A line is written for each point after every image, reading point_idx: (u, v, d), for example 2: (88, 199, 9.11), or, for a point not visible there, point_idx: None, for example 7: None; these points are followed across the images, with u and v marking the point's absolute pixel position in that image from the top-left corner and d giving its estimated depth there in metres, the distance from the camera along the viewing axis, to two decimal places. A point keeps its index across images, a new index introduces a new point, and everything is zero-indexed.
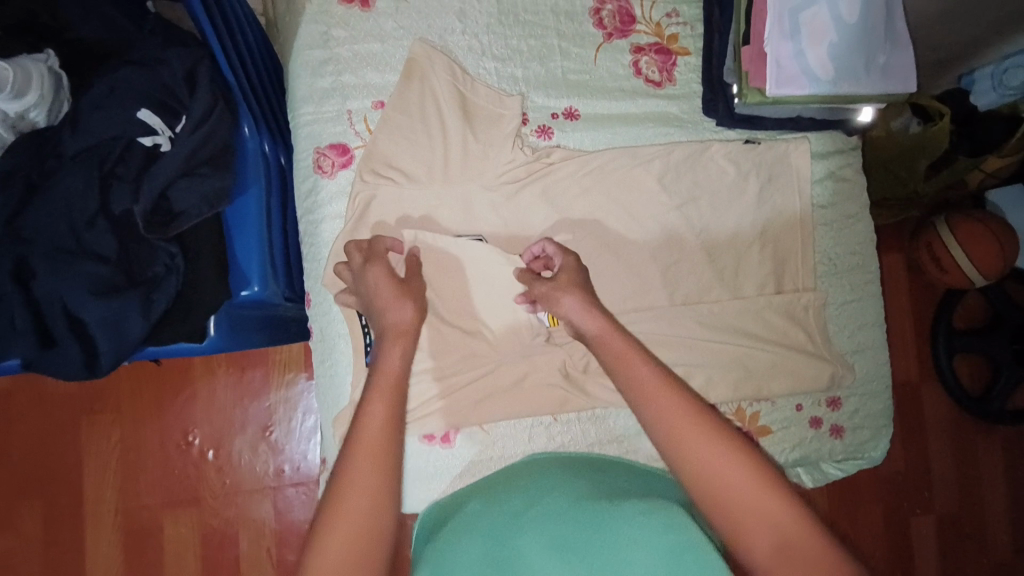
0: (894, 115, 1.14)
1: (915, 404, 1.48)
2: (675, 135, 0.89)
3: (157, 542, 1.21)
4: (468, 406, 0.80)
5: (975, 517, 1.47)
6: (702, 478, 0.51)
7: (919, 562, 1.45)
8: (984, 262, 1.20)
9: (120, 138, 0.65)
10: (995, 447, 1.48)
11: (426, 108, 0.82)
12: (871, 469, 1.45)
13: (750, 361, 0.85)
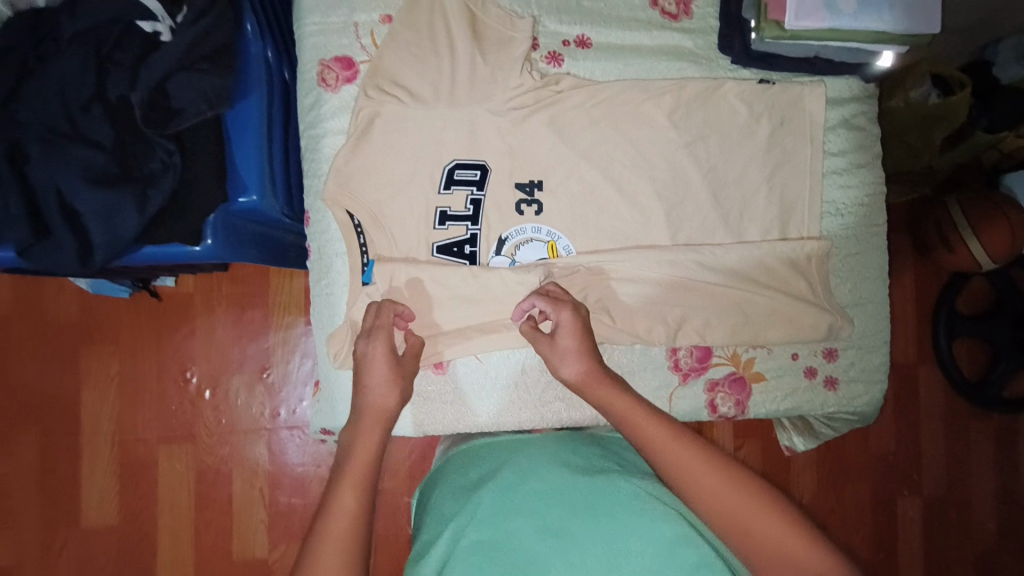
0: (916, 83, 1.11)
1: (912, 382, 1.47)
2: (688, 71, 0.87)
3: (152, 475, 1.23)
4: (462, 332, 0.81)
5: (961, 496, 1.48)
6: (679, 472, 0.59)
7: (902, 538, 1.47)
8: (994, 247, 1.19)
9: (119, 21, 0.65)
10: (989, 428, 1.48)
11: (434, 24, 0.80)
12: (862, 444, 1.46)
13: (749, 307, 0.84)
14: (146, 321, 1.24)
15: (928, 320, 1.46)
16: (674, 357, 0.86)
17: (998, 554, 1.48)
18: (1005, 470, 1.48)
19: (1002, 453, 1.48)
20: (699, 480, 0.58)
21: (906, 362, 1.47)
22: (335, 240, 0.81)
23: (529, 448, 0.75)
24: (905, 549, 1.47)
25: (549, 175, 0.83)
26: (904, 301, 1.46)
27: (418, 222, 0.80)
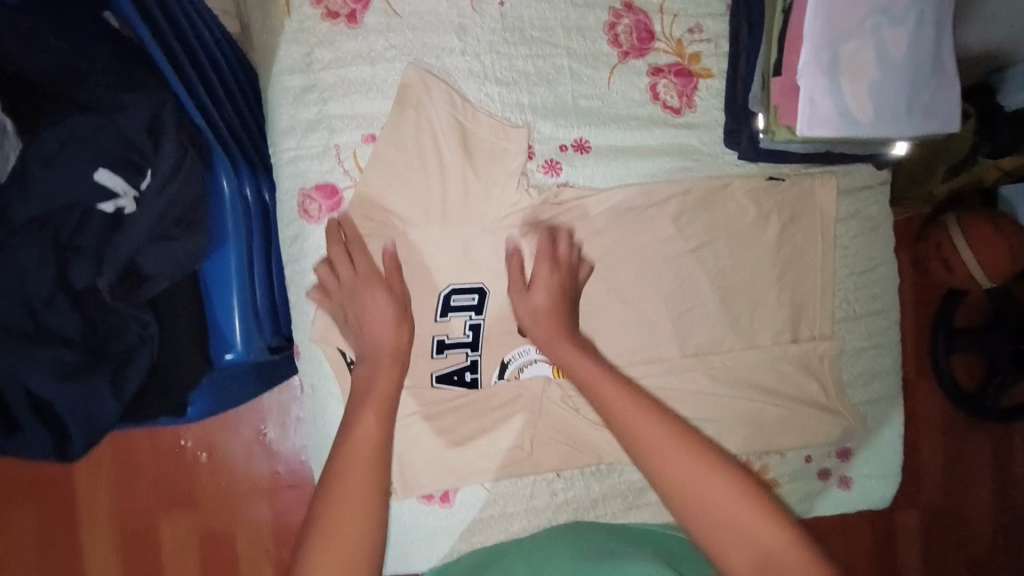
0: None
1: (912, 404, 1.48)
2: (693, 170, 0.82)
3: (155, 541, 1.20)
4: (468, 465, 0.77)
5: (962, 523, 1.50)
6: (647, 442, 0.58)
7: (902, 559, 1.49)
8: (992, 267, 1.13)
9: (75, 204, 0.58)
10: (987, 456, 1.50)
11: (424, 144, 0.74)
12: None
13: (762, 418, 0.82)
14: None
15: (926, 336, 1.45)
16: None
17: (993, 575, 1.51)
18: (1005, 497, 1.51)
19: (1001, 479, 1.50)
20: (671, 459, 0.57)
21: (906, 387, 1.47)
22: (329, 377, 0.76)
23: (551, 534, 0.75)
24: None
25: None
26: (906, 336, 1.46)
27: (415, 352, 0.75)
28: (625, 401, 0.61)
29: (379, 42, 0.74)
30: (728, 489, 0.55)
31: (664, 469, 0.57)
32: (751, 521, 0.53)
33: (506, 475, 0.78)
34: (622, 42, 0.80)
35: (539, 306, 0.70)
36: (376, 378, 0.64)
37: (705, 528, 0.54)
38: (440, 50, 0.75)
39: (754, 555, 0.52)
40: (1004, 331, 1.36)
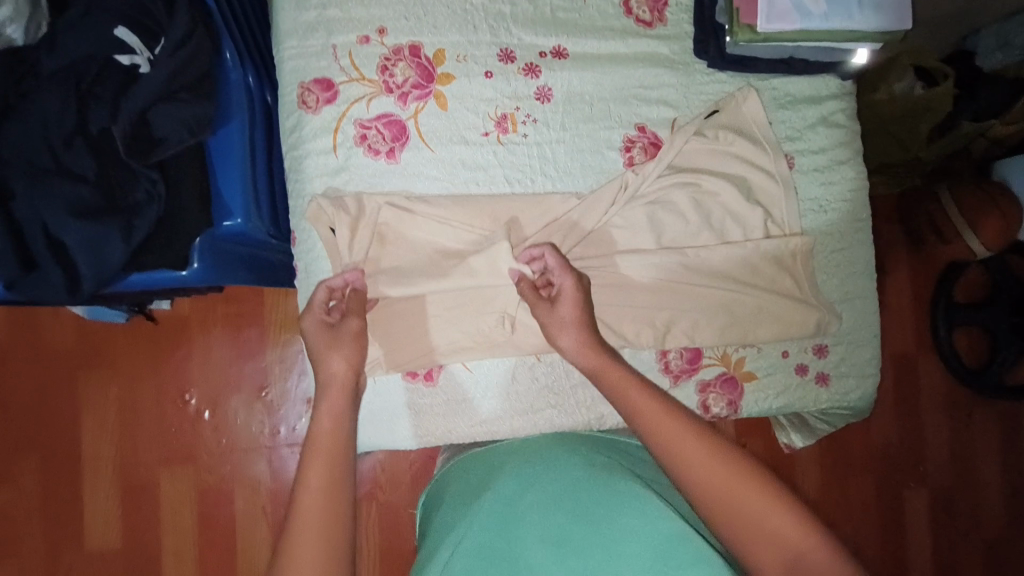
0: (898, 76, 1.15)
1: (913, 374, 1.51)
2: (666, 76, 0.88)
3: (154, 497, 1.22)
4: (449, 342, 0.81)
5: (968, 483, 1.50)
6: (712, 488, 0.60)
7: (910, 531, 1.48)
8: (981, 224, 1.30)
9: (96, 56, 0.66)
10: (990, 418, 1.52)
11: (416, 45, 0.82)
12: (864, 433, 1.48)
13: (736, 308, 0.86)
14: (152, 351, 1.24)
15: (927, 310, 1.51)
16: (664, 360, 0.86)
17: (1002, 545, 1.50)
18: (1010, 456, 1.52)
19: (1007, 441, 1.52)
20: (743, 501, 0.59)
21: (907, 351, 1.51)
22: (322, 259, 0.80)
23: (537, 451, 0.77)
24: (914, 540, 1.48)
25: (531, 186, 0.84)
26: (900, 304, 1.51)
27: (404, 233, 0.81)
28: (656, 409, 0.66)
29: None
30: (760, 495, 0.59)
31: (730, 504, 0.59)
32: (784, 526, 0.58)
33: (487, 355, 0.82)
34: None
35: (563, 318, 0.73)
36: (326, 402, 0.69)
37: (739, 536, 0.58)
38: None
39: (782, 554, 0.57)
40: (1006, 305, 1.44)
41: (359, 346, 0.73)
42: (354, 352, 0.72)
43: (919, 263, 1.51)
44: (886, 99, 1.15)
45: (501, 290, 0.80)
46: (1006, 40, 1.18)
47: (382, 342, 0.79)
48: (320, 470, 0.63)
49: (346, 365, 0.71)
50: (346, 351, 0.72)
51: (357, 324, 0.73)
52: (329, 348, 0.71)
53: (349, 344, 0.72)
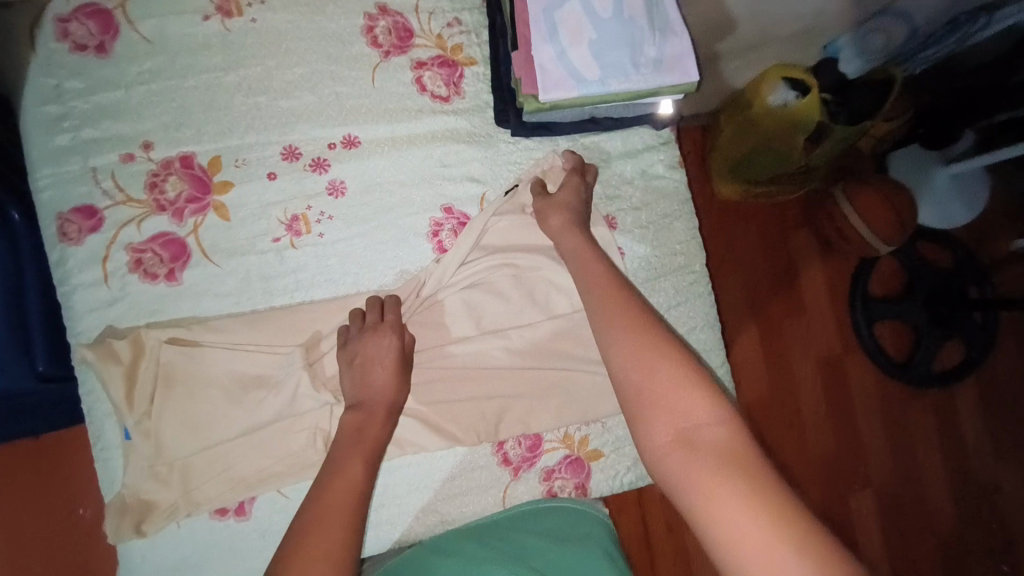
0: (771, 89, 1.19)
1: (841, 376, 1.50)
2: (472, 152, 0.84)
3: None
4: (254, 472, 0.75)
5: (910, 481, 1.49)
6: (631, 354, 0.59)
7: (863, 541, 1.45)
8: (877, 224, 1.34)
9: None
10: (924, 413, 1.52)
11: (188, 156, 0.77)
12: (801, 446, 1.46)
13: (570, 386, 0.83)
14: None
15: (846, 310, 1.52)
16: (502, 452, 0.82)
17: (960, 543, 1.48)
18: (947, 447, 1.51)
19: (942, 433, 1.52)
20: (660, 372, 0.56)
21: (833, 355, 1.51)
22: (103, 403, 0.74)
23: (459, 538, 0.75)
24: (868, 549, 1.45)
25: (337, 286, 0.80)
26: (820, 308, 1.51)
27: (191, 360, 0.74)
28: (608, 290, 0.66)
29: (131, 67, 0.77)
30: (670, 366, 0.56)
31: (642, 376, 0.57)
32: (689, 397, 0.55)
33: (300, 477, 0.76)
34: (382, 43, 0.83)
35: (559, 199, 0.77)
36: (369, 427, 0.69)
37: (638, 404, 0.56)
38: (195, 69, 0.78)
39: (676, 423, 0.54)
40: (920, 296, 1.48)
41: (404, 383, 0.73)
42: (401, 387, 0.73)
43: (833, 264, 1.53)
44: (763, 114, 1.21)
45: (307, 406, 0.76)
46: (864, 46, 1.18)
47: (180, 482, 0.73)
48: (357, 469, 0.65)
49: (392, 387, 0.72)
50: (392, 379, 0.72)
51: (395, 354, 0.73)
52: (370, 342, 0.73)
53: (386, 370, 0.72)
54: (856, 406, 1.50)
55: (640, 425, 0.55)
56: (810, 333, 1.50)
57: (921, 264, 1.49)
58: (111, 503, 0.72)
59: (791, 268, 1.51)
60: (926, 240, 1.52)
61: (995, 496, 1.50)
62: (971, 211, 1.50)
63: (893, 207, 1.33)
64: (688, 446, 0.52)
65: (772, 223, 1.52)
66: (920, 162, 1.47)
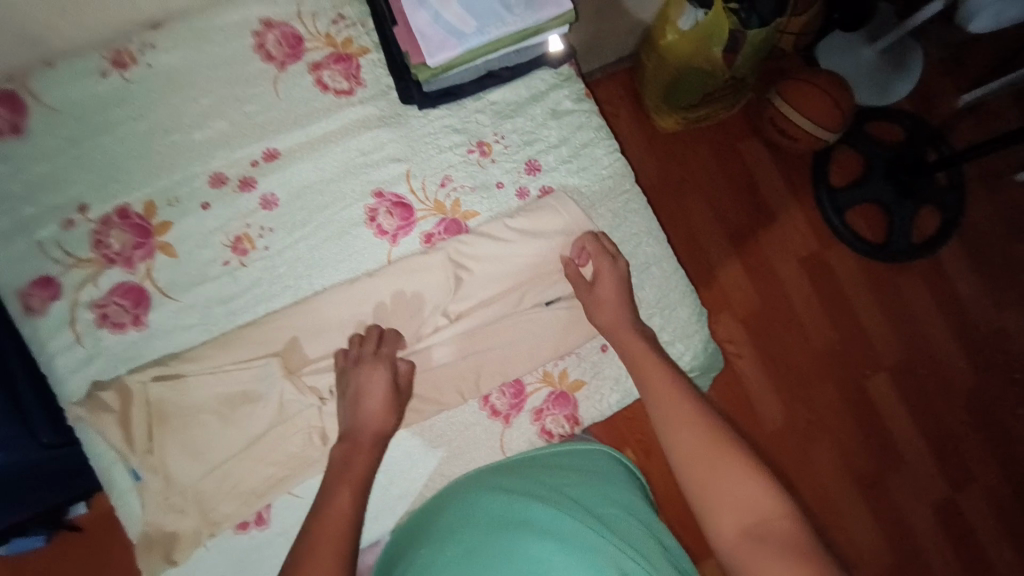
0: (679, 13, 1.23)
1: (827, 268, 1.53)
2: (391, 135, 0.87)
3: None
4: (264, 482, 0.79)
5: (922, 351, 1.51)
6: (698, 462, 0.63)
7: (889, 418, 1.48)
8: (818, 114, 1.38)
9: None
10: (914, 280, 1.54)
11: (124, 209, 0.80)
12: (804, 342, 1.49)
13: (536, 325, 0.87)
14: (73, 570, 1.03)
15: (814, 206, 1.54)
16: (489, 405, 0.86)
17: (983, 395, 1.51)
18: (947, 307, 1.54)
19: (939, 297, 1.54)
20: (730, 484, 0.61)
21: (813, 250, 1.53)
22: (107, 452, 0.77)
23: (482, 483, 0.78)
24: (896, 426, 1.47)
25: (295, 291, 0.83)
26: (788, 211, 1.54)
27: (177, 394, 0.78)
28: (666, 391, 0.71)
29: (49, 139, 0.81)
30: (739, 473, 0.61)
31: (710, 478, 0.62)
32: (754, 491, 0.60)
33: (305, 474, 0.80)
34: (275, 55, 0.87)
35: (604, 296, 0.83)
36: (354, 458, 0.73)
37: (704, 499, 0.62)
38: (108, 125, 0.82)
39: (742, 519, 0.59)
40: (878, 172, 1.52)
41: (397, 407, 0.78)
42: (393, 410, 0.77)
43: (789, 164, 1.55)
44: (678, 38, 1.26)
45: (296, 409, 0.80)
46: None
47: (197, 507, 0.77)
48: (346, 497, 0.67)
49: (381, 403, 0.77)
50: (383, 405, 0.77)
51: (386, 385, 0.78)
52: (364, 374, 0.78)
53: (380, 397, 0.77)
54: (848, 292, 1.52)
55: (709, 522, 0.61)
56: (785, 236, 1.53)
57: (874, 145, 1.53)
58: (137, 541, 0.76)
59: (749, 176, 1.54)
60: (871, 114, 1.55)
61: (1008, 344, 1.53)
62: (911, 78, 1.54)
63: (827, 93, 1.37)
64: (755, 541, 0.57)
65: (717, 140, 1.55)
66: (844, 48, 1.53)
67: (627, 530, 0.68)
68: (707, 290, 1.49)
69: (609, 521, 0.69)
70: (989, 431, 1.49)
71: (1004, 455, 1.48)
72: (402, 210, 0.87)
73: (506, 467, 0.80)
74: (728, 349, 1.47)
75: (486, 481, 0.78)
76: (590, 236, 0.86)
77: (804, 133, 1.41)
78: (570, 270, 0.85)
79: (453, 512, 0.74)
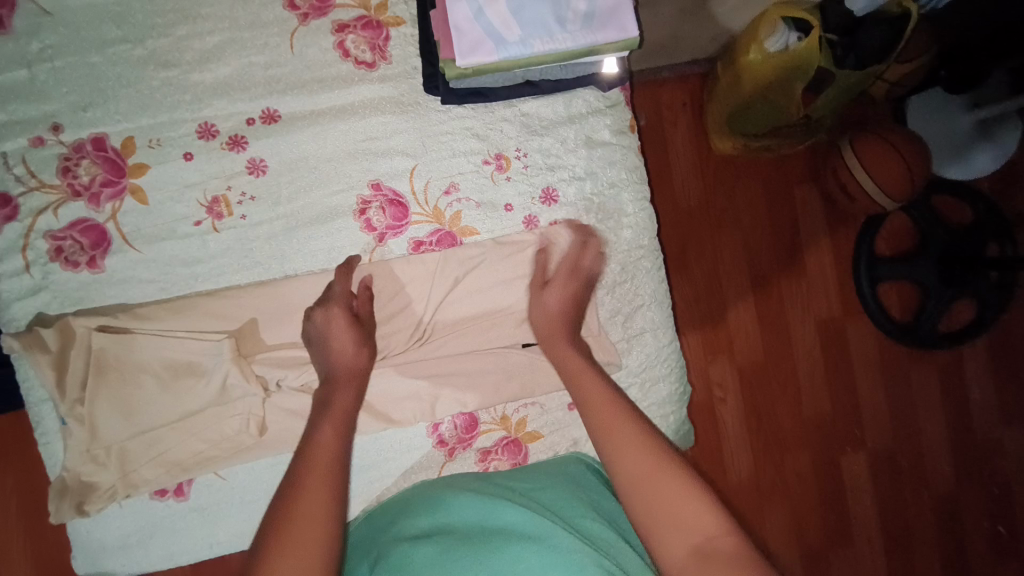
0: (769, 31, 1.07)
1: (842, 339, 1.43)
2: (405, 121, 0.79)
3: None
4: (191, 458, 0.75)
5: (911, 447, 1.44)
6: (632, 472, 0.58)
7: (856, 505, 1.41)
8: (886, 180, 1.23)
9: None
10: (929, 375, 1.44)
11: (99, 138, 0.74)
12: (795, 408, 1.40)
13: (509, 364, 0.80)
14: None
15: (850, 271, 1.43)
16: (437, 433, 0.81)
17: (959, 505, 1.44)
18: (953, 411, 1.45)
19: (948, 397, 1.45)
20: (668, 493, 0.56)
21: (833, 317, 1.42)
22: (41, 389, 0.74)
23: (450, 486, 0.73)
24: (860, 513, 1.41)
25: (263, 271, 0.77)
26: (821, 274, 1.42)
27: (118, 348, 0.73)
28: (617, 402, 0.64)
29: (33, 43, 0.73)
30: (681, 484, 0.56)
31: (649, 493, 0.56)
32: (694, 507, 0.55)
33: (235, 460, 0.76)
34: (299, 4, 0.77)
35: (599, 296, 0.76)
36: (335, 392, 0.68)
37: (649, 519, 0.56)
38: (100, 43, 0.74)
39: (689, 538, 0.54)
40: (932, 255, 1.37)
41: (366, 346, 0.72)
42: (365, 343, 0.72)
43: (838, 222, 1.42)
44: (759, 61, 1.10)
45: (237, 394, 0.75)
46: None
47: (119, 465, 0.73)
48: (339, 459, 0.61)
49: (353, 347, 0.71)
50: (351, 337, 0.71)
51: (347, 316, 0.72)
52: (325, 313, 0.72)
53: (346, 331, 0.71)
54: (858, 368, 1.43)
55: (656, 544, 0.55)
56: (812, 295, 1.42)
57: (937, 223, 1.37)
58: (53, 483, 0.73)
59: (792, 224, 1.41)
60: (944, 191, 1.40)
61: (1001, 459, 1.45)
62: (1005, 154, 1.37)
63: (904, 160, 1.22)
64: (705, 562, 0.52)
65: (771, 178, 1.41)
66: (942, 107, 1.37)
67: (613, 547, 0.63)
68: (712, 327, 1.39)
69: (594, 537, 0.64)
70: (950, 539, 1.43)
71: (957, 566, 1.43)
72: (396, 208, 0.79)
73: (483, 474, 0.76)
74: (716, 393, 1.38)
75: (459, 486, 0.73)
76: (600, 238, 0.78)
77: (865, 196, 1.27)
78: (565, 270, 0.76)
79: (416, 509, 0.70)
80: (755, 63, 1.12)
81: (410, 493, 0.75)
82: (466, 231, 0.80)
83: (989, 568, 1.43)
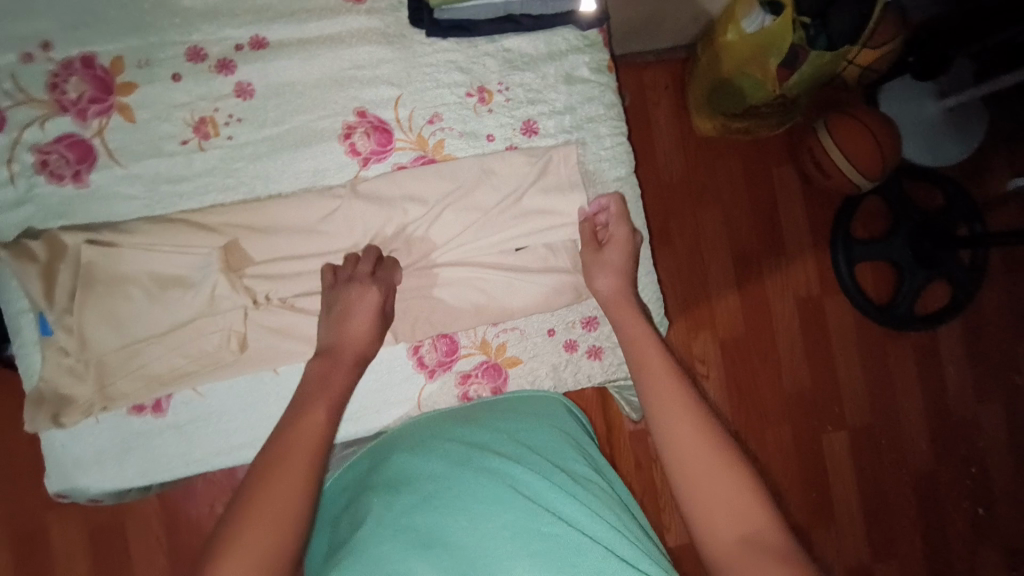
0: (746, 12, 1.11)
1: (821, 317, 1.46)
2: (391, 53, 0.81)
3: (46, 553, 1.02)
4: (169, 374, 0.75)
5: (888, 423, 1.46)
6: (686, 462, 0.59)
7: (835, 480, 1.43)
8: (857, 157, 1.27)
9: None
10: (904, 351, 1.48)
11: (89, 57, 0.75)
12: (776, 385, 1.43)
13: (486, 285, 0.82)
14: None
15: (827, 250, 1.46)
16: (417, 356, 0.83)
17: (937, 484, 1.47)
18: (929, 392, 1.48)
19: (924, 375, 1.48)
20: (706, 486, 0.57)
21: (811, 295, 1.46)
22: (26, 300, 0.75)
23: (437, 427, 0.74)
24: (841, 491, 1.43)
25: (248, 191, 0.79)
26: (799, 248, 1.45)
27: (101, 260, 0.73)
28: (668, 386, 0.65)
29: None
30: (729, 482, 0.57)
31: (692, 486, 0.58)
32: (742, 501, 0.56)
33: (214, 375, 0.77)
34: None
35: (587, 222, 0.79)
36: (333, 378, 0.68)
37: (706, 515, 0.56)
38: None
39: (739, 525, 0.55)
40: (903, 234, 1.39)
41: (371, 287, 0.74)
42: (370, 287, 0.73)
43: (813, 196, 1.46)
44: (737, 39, 1.13)
45: (225, 306, 0.75)
46: None
47: (96, 377, 0.74)
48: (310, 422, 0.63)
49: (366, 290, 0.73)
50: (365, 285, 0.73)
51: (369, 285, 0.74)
52: (353, 292, 0.73)
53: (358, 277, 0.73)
54: (835, 347, 1.46)
55: (703, 531, 0.56)
56: (789, 271, 1.45)
57: (908, 203, 1.40)
58: (29, 395, 0.73)
59: (771, 200, 1.45)
60: (915, 177, 1.44)
61: (974, 437, 1.49)
62: (965, 143, 1.42)
63: (875, 139, 1.26)
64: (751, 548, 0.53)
65: (750, 154, 1.45)
66: (910, 97, 1.41)
67: (597, 488, 0.67)
68: (695, 303, 1.42)
69: (580, 479, 0.67)
70: (928, 516, 1.46)
71: (933, 542, 1.45)
72: (380, 134, 0.81)
73: (472, 411, 0.78)
74: (697, 367, 1.41)
75: (450, 429, 0.73)
76: (617, 197, 0.81)
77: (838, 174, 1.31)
78: (588, 234, 0.80)
79: (404, 454, 0.69)
80: (735, 42, 1.15)
81: (401, 431, 0.77)
82: (449, 156, 0.82)
83: (965, 547, 1.46)
